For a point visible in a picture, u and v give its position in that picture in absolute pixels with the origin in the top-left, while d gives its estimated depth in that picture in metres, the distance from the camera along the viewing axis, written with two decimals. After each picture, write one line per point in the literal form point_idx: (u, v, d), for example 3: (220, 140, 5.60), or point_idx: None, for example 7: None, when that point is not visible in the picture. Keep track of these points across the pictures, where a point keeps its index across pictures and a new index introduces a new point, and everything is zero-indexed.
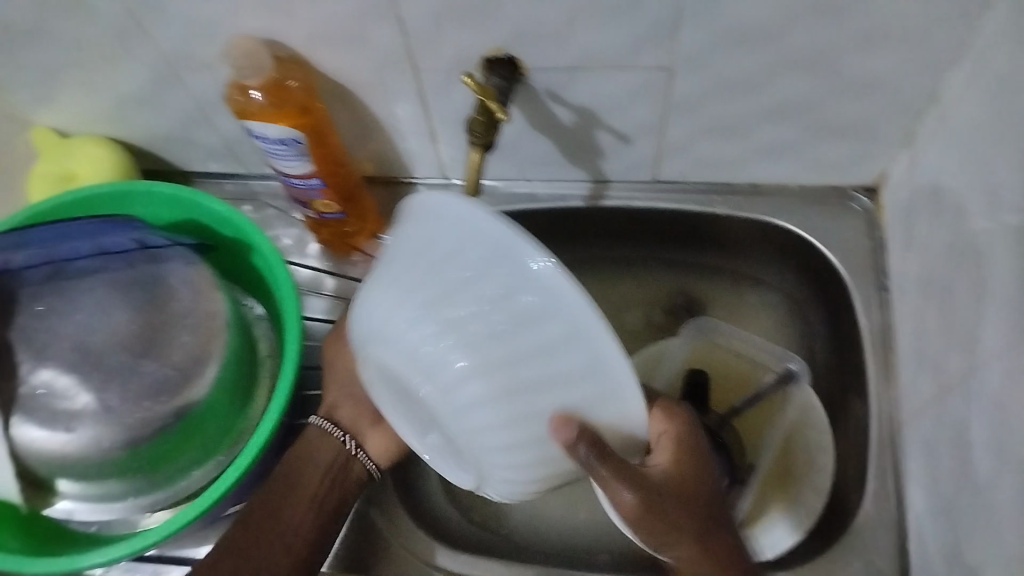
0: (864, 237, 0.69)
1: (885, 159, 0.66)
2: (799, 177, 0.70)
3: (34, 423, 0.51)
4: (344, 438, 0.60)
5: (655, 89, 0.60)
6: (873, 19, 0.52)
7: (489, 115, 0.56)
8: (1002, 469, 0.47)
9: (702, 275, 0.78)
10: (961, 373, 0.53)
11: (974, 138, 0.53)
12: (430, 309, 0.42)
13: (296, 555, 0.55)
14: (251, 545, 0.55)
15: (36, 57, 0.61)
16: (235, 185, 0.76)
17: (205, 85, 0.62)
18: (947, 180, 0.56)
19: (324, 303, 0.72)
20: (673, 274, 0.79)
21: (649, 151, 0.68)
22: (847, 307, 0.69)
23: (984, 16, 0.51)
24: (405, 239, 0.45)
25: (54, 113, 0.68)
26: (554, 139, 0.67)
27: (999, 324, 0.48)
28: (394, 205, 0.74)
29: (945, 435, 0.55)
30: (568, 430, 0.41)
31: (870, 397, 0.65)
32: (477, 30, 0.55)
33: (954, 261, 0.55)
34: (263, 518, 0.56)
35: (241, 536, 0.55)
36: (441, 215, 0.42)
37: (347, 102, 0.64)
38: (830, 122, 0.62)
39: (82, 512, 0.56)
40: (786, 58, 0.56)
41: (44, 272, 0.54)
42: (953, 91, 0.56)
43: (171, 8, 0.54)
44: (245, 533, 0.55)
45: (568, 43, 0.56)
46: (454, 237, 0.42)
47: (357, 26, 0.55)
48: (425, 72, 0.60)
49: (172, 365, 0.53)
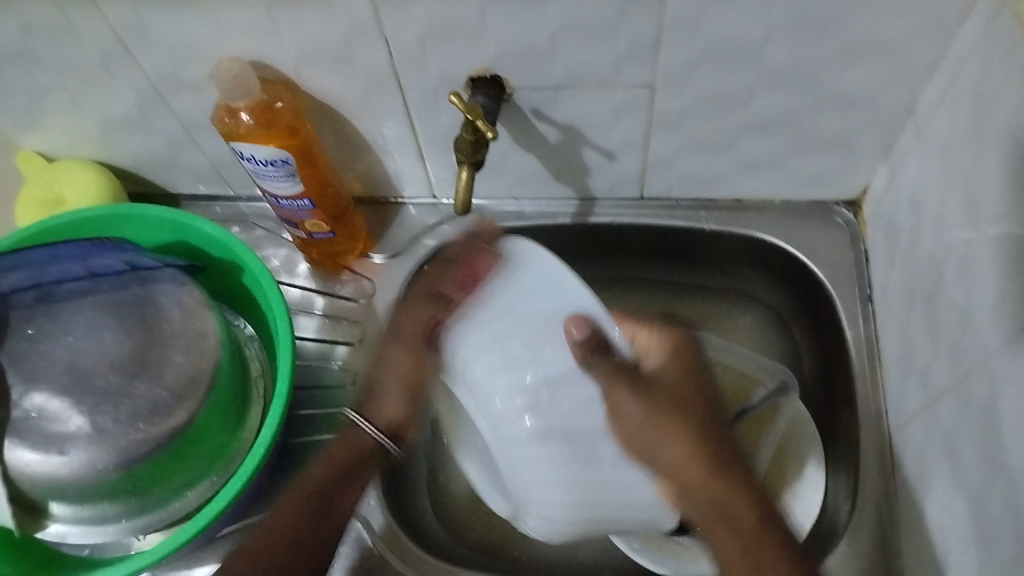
0: (848, 250, 0.70)
1: (867, 172, 0.67)
2: (782, 192, 0.71)
3: (27, 446, 0.51)
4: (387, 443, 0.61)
5: (638, 106, 0.60)
6: (850, 34, 0.53)
7: (477, 134, 0.56)
8: (992, 476, 0.47)
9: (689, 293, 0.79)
10: (947, 383, 0.53)
11: (953, 149, 0.53)
12: (508, 339, 0.53)
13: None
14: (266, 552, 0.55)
15: (26, 81, 0.61)
16: (223, 207, 0.77)
17: (193, 108, 0.63)
18: (928, 191, 0.57)
19: (315, 322, 0.73)
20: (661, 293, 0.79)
21: (634, 168, 0.68)
22: (833, 319, 0.69)
23: (958, 29, 0.51)
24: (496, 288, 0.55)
25: (42, 137, 0.68)
26: (540, 158, 0.68)
27: (984, 332, 0.48)
28: (382, 225, 0.75)
29: (933, 444, 0.56)
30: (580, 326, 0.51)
31: (859, 408, 0.65)
32: (461, 52, 0.56)
33: (938, 271, 0.55)
34: (284, 520, 0.56)
35: (254, 550, 0.55)
36: (532, 271, 0.55)
37: (334, 124, 0.65)
38: (811, 137, 0.63)
39: (75, 535, 0.56)
40: (766, 73, 0.57)
41: (34, 295, 0.55)
42: (930, 104, 0.57)
43: (159, 32, 0.55)
44: (266, 537, 0.56)
45: (550, 65, 0.57)
46: (539, 289, 0.54)
47: (342, 50, 0.56)
48: (410, 93, 0.60)
49: (165, 386, 0.53)
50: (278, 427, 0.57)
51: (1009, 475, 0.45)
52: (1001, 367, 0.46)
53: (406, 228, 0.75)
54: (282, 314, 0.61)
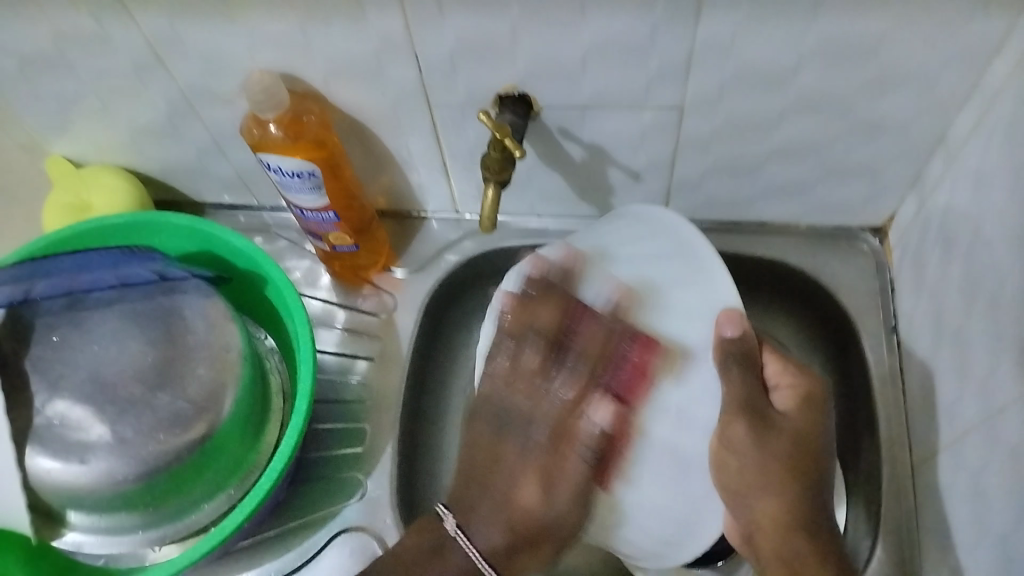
0: (872, 277, 0.70)
1: (895, 199, 0.66)
2: (808, 218, 0.70)
3: (48, 453, 0.51)
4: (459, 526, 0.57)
5: (665, 129, 0.60)
6: (883, 63, 0.53)
7: (504, 152, 0.55)
8: (1021, 514, 0.46)
9: None
10: (974, 418, 0.53)
11: (984, 182, 0.53)
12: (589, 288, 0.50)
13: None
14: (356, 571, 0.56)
15: (58, 88, 0.62)
16: (247, 217, 0.77)
17: (222, 118, 0.63)
18: (959, 222, 0.56)
19: (336, 337, 0.73)
20: None
21: (660, 189, 0.68)
22: (856, 347, 0.68)
23: (994, 59, 0.51)
24: (625, 225, 0.58)
25: (72, 143, 0.69)
26: (566, 177, 0.67)
27: (1015, 369, 0.48)
28: (404, 239, 0.75)
29: (960, 479, 0.54)
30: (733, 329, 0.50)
31: (882, 438, 0.64)
32: (491, 69, 0.56)
33: (966, 303, 0.54)
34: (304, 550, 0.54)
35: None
36: (651, 217, 0.57)
37: (360, 136, 0.65)
38: (840, 163, 0.62)
39: (91, 545, 0.56)
40: (797, 100, 0.56)
41: (62, 303, 0.55)
42: (961, 135, 0.56)
43: (190, 43, 0.56)
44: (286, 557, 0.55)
45: (580, 84, 0.56)
46: (649, 228, 0.56)
47: (372, 65, 0.56)
48: (439, 109, 0.60)
49: (186, 399, 0.53)
50: (297, 443, 0.57)
51: None
52: None
53: (429, 242, 0.75)
54: (304, 326, 0.61)
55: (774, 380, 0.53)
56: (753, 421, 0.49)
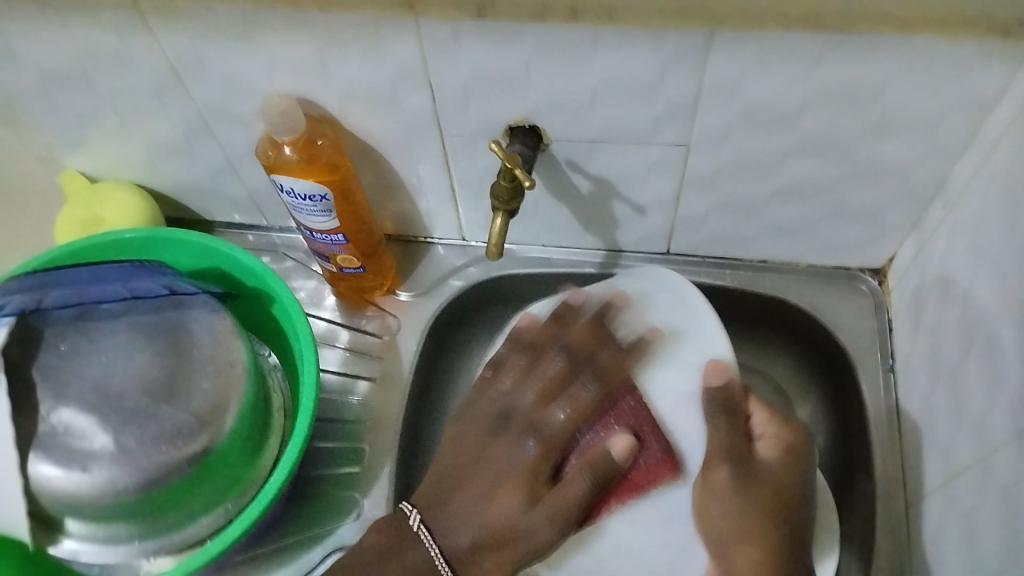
0: (871, 318, 0.70)
1: (894, 242, 0.67)
2: (808, 257, 0.71)
3: (50, 460, 0.51)
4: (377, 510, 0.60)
5: (671, 165, 0.62)
6: (884, 108, 0.54)
7: (514, 181, 0.56)
8: (1013, 555, 0.46)
9: None
10: (968, 459, 0.53)
11: (982, 228, 0.54)
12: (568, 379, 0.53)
13: None
14: None
15: (79, 104, 0.63)
16: (256, 237, 0.78)
17: (238, 138, 0.65)
18: (957, 265, 0.57)
19: (338, 356, 0.73)
20: None
21: (664, 224, 0.69)
22: (853, 386, 0.69)
23: (993, 109, 0.52)
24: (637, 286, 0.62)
25: (88, 158, 0.70)
26: (572, 208, 0.68)
27: (1009, 410, 0.48)
28: (411, 263, 0.76)
29: (953, 519, 0.55)
30: (716, 374, 0.55)
31: (877, 476, 0.64)
32: (503, 101, 0.57)
33: (962, 346, 0.55)
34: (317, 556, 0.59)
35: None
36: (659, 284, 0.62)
37: (372, 162, 0.66)
38: (842, 204, 0.64)
39: (87, 553, 0.57)
40: (800, 141, 0.58)
41: (73, 313, 0.56)
42: (960, 181, 0.57)
43: (211, 65, 0.57)
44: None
45: (590, 119, 0.58)
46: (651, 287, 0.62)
47: (386, 92, 0.58)
48: (450, 137, 0.61)
49: (190, 412, 0.54)
50: (296, 461, 0.58)
51: None
52: None
53: (435, 268, 0.76)
54: (309, 346, 0.62)
55: (759, 430, 0.55)
56: (735, 466, 0.52)
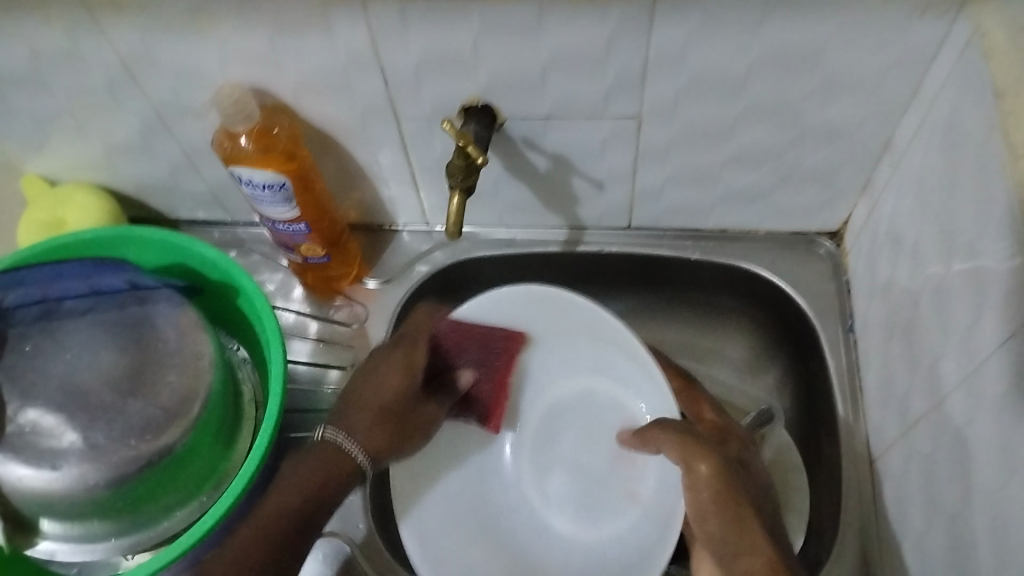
0: (830, 280, 0.72)
1: (848, 204, 0.69)
2: (766, 224, 0.73)
3: (20, 460, 0.51)
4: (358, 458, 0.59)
5: (626, 138, 0.63)
6: (828, 69, 0.55)
7: (468, 159, 0.57)
8: (969, 493, 0.48)
9: (660, 329, 0.81)
10: (925, 407, 0.55)
11: (927, 182, 0.55)
12: None
13: (307, 492, 0.57)
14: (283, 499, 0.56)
15: (33, 107, 0.63)
16: (221, 233, 0.79)
17: (195, 133, 0.65)
18: (905, 221, 0.58)
19: (308, 346, 0.74)
20: (636, 329, 0.81)
21: (623, 198, 0.70)
22: (815, 347, 0.71)
23: (933, 65, 0.54)
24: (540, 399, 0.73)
25: (46, 161, 0.70)
26: (532, 187, 0.69)
27: (959, 353, 0.50)
28: (376, 251, 0.77)
29: (914, 466, 0.56)
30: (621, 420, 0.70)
31: (842, 432, 0.66)
32: (455, 82, 0.58)
33: (914, 300, 0.56)
34: (273, 497, 0.57)
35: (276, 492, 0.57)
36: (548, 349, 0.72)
37: (331, 150, 0.66)
38: (794, 169, 0.65)
39: (64, 552, 0.57)
40: (749, 107, 0.59)
41: (36, 311, 0.56)
42: (905, 140, 0.59)
43: (161, 59, 0.57)
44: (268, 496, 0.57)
45: (541, 95, 0.58)
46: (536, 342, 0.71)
47: (339, 79, 0.58)
48: (406, 120, 0.62)
49: (158, 405, 0.54)
50: (266, 450, 0.58)
51: (987, 491, 0.46)
52: (976, 387, 0.47)
53: (400, 254, 0.76)
54: (275, 339, 0.62)
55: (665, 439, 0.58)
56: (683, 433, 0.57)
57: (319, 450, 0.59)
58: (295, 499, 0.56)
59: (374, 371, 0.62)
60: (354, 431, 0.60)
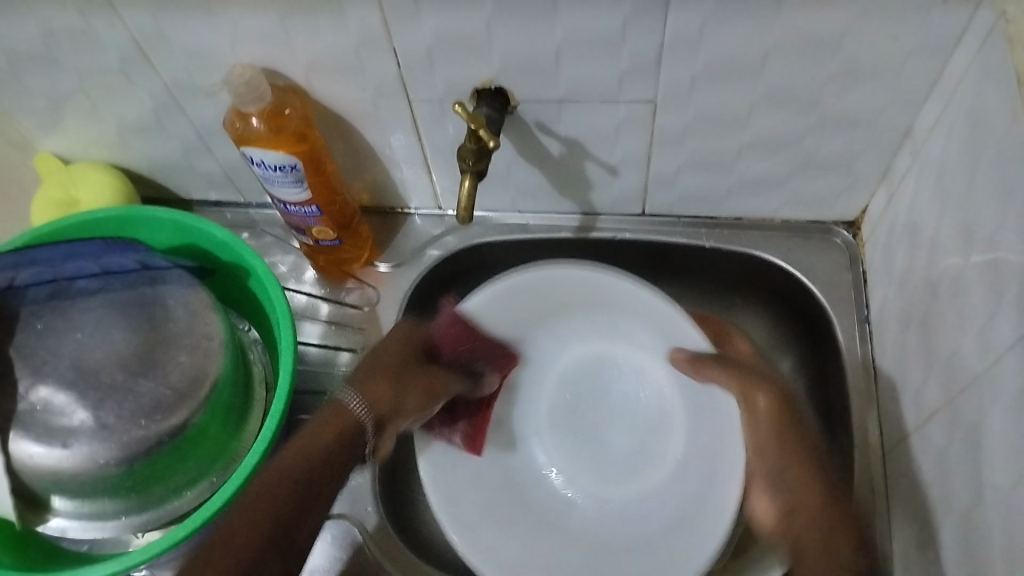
0: (846, 270, 0.71)
1: (866, 193, 0.68)
2: (782, 212, 0.72)
3: (31, 438, 0.52)
4: (360, 410, 0.58)
5: (641, 123, 0.62)
6: (849, 55, 0.54)
7: (479, 143, 0.57)
8: (982, 490, 0.47)
9: None
10: (939, 401, 0.54)
11: (948, 171, 0.54)
12: None
13: (318, 467, 0.53)
14: (315, 466, 0.53)
15: (47, 86, 0.63)
16: (234, 214, 0.79)
17: (207, 113, 0.65)
18: (924, 211, 0.57)
19: (319, 329, 0.74)
20: None
21: (637, 184, 0.69)
22: (829, 337, 0.70)
23: (955, 51, 0.52)
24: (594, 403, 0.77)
25: (60, 140, 0.70)
26: (545, 172, 0.69)
27: (975, 348, 0.49)
28: (389, 235, 0.76)
29: (927, 460, 0.55)
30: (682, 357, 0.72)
31: (855, 425, 0.65)
32: (468, 64, 0.57)
33: (930, 292, 0.56)
34: (295, 466, 0.52)
35: (292, 456, 0.53)
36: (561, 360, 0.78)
37: (343, 132, 0.66)
38: (812, 156, 0.64)
39: (75, 530, 0.58)
40: (767, 93, 0.58)
41: (48, 290, 0.56)
42: (925, 128, 0.58)
43: (173, 39, 0.57)
44: (274, 470, 0.52)
45: (555, 78, 0.58)
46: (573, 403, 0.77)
47: (351, 60, 0.58)
48: (419, 103, 0.62)
49: (168, 385, 0.54)
50: (276, 432, 0.58)
51: (1000, 488, 0.45)
52: (992, 382, 0.47)
53: (412, 238, 0.76)
54: (286, 321, 0.62)
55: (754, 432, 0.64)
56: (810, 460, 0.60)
57: (331, 421, 0.56)
58: (302, 457, 0.53)
59: (396, 355, 0.65)
60: (373, 405, 0.59)
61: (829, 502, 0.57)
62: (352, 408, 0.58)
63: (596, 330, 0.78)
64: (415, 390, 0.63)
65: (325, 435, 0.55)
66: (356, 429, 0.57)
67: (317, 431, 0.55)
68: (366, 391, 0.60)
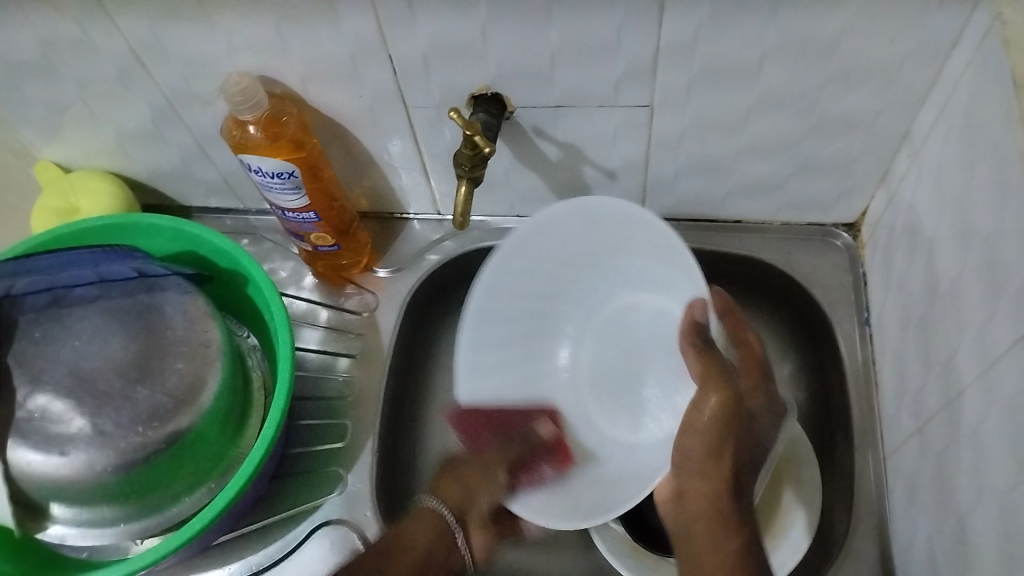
0: (846, 273, 0.71)
1: (865, 196, 0.67)
2: (781, 215, 0.71)
3: (29, 445, 0.52)
4: (455, 531, 0.59)
5: (638, 127, 0.62)
6: (845, 58, 0.54)
7: (476, 149, 0.57)
8: (981, 495, 0.47)
9: None
10: (938, 406, 0.54)
11: (946, 174, 0.54)
12: None
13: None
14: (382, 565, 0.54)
15: (45, 94, 0.64)
16: (233, 220, 0.79)
17: (204, 121, 0.65)
18: (923, 213, 0.57)
19: (318, 334, 0.74)
20: None
21: (635, 188, 0.69)
22: (829, 341, 0.70)
23: (952, 54, 0.52)
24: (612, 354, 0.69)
25: (59, 148, 0.71)
26: (543, 177, 0.69)
27: (974, 352, 0.48)
28: (387, 241, 0.77)
29: (927, 465, 0.55)
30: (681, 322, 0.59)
31: (856, 429, 0.65)
32: (464, 70, 0.57)
33: (930, 295, 0.55)
34: (381, 559, 0.54)
35: (367, 560, 0.54)
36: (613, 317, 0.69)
37: (341, 139, 0.66)
38: (811, 159, 0.64)
39: (74, 537, 0.57)
40: (763, 97, 0.58)
41: (46, 298, 0.56)
42: (922, 131, 0.57)
43: (170, 47, 0.57)
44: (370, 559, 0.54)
45: (551, 83, 0.58)
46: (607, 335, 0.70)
47: (347, 67, 0.58)
48: (416, 109, 0.62)
49: (166, 393, 0.54)
50: (274, 438, 0.58)
51: (999, 493, 0.45)
52: (990, 386, 0.46)
53: (412, 244, 0.76)
54: (283, 327, 0.62)
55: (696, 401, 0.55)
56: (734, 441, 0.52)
57: (424, 524, 0.58)
58: (423, 568, 0.56)
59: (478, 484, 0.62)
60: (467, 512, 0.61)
61: (715, 450, 0.52)
62: (437, 510, 0.60)
63: (626, 275, 0.67)
64: (483, 488, 0.62)
65: (421, 533, 0.58)
66: (453, 563, 0.59)
67: (416, 534, 0.57)
68: (458, 494, 0.61)
